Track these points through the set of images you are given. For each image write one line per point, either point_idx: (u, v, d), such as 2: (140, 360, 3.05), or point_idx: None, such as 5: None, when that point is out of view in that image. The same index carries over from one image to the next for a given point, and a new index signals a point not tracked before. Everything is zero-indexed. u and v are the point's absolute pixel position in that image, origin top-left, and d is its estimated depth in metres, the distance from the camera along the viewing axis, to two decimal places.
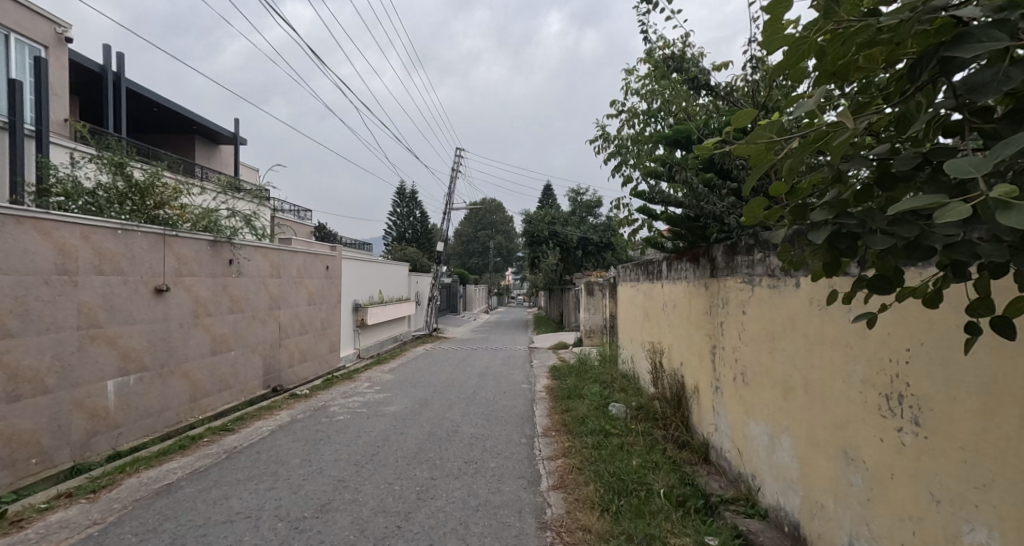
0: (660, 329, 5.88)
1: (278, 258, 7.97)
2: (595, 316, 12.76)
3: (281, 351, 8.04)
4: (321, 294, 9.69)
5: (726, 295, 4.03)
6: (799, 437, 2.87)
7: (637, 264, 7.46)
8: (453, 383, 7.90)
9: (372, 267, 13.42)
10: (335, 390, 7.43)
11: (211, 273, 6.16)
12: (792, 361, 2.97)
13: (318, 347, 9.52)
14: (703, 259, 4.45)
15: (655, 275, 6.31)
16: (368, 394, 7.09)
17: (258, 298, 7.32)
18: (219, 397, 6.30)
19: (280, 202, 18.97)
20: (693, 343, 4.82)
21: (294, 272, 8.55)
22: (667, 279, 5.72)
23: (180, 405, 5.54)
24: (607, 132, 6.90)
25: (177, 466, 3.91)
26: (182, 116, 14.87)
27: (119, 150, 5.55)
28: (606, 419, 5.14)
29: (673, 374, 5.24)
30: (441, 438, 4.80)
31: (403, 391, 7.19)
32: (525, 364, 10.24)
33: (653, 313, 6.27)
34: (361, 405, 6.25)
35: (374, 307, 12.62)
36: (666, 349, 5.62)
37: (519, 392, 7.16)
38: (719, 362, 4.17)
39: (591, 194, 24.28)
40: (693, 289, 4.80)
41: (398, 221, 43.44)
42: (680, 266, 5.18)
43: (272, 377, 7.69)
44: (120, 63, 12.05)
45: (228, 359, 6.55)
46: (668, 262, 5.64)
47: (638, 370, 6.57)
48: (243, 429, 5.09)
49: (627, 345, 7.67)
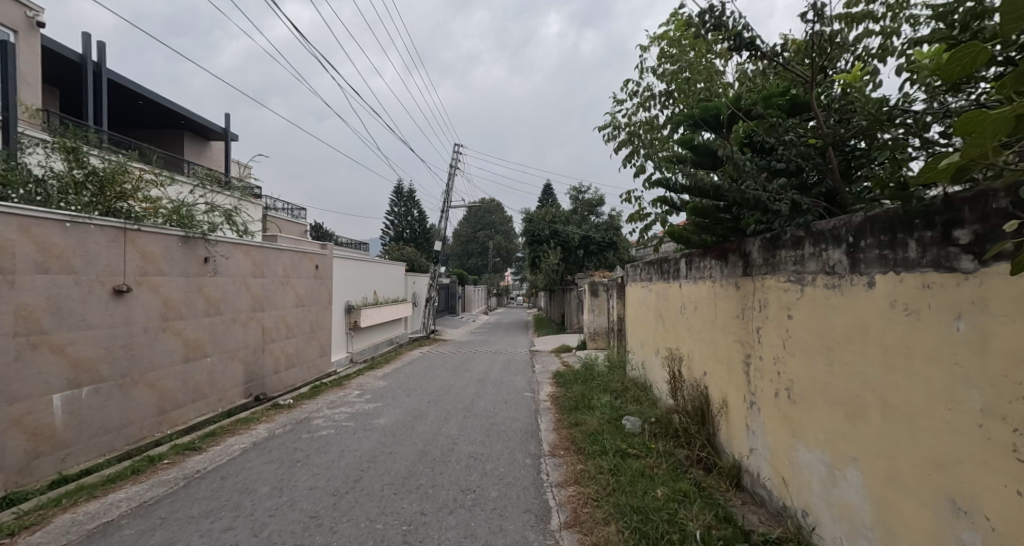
0: (679, 335, 5.34)
1: (262, 257, 7.42)
2: (599, 318, 12.21)
3: (265, 356, 7.49)
4: (310, 295, 9.13)
5: (763, 298, 3.49)
6: (872, 472, 2.31)
7: (648, 262, 6.96)
8: (450, 392, 7.33)
9: (367, 268, 12.86)
10: (321, 400, 6.86)
11: (182, 272, 5.60)
12: (858, 378, 2.42)
13: (307, 352, 8.96)
14: (735, 255, 3.94)
15: (671, 276, 5.77)
16: (358, 403, 6.53)
17: (238, 300, 6.75)
18: (193, 408, 5.75)
19: (273, 201, 18.39)
20: (720, 350, 4.29)
21: (280, 272, 8.00)
22: (687, 278, 5.17)
23: (145, 419, 4.98)
24: (617, 120, 6.37)
25: (125, 497, 3.34)
26: (168, 110, 14.28)
27: (75, 136, 4.98)
28: (621, 436, 4.59)
29: (696, 386, 4.69)
30: (435, 458, 4.25)
31: (395, 401, 6.64)
32: (527, 370, 9.67)
33: (669, 316, 5.73)
34: (348, 417, 5.68)
35: (368, 309, 12.05)
36: (687, 356, 5.06)
37: (521, 402, 6.59)
38: (754, 375, 3.62)
39: (592, 193, 23.74)
40: (721, 291, 4.26)
41: (396, 221, 42.84)
42: (703, 264, 4.68)
43: (254, 385, 7.12)
44: (100, 53, 11.48)
45: (204, 366, 6.01)
46: (688, 260, 5.12)
47: (652, 378, 6.02)
48: (213, 448, 4.52)
49: (638, 351, 7.12)
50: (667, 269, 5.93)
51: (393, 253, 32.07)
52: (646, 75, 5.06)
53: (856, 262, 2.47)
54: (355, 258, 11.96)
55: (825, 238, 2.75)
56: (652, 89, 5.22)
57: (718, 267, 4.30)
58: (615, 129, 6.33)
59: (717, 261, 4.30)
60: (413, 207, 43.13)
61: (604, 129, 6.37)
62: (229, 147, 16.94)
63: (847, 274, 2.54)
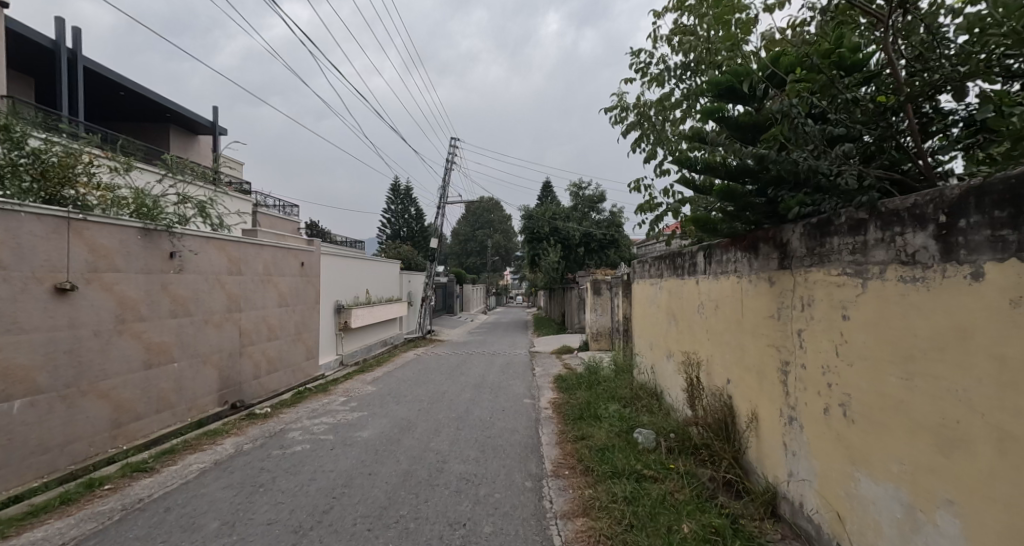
0: (696, 337, 4.80)
1: (239, 252, 6.84)
2: (602, 318, 11.65)
3: (242, 361, 6.91)
4: (294, 294, 8.57)
5: (807, 294, 2.94)
6: (977, 521, 1.76)
7: (657, 257, 6.46)
8: (443, 398, 6.78)
9: (358, 266, 12.30)
10: (303, 408, 6.30)
11: (143, 269, 5.03)
12: (956, 398, 1.86)
13: (291, 355, 8.40)
14: (769, 245, 3.40)
15: (686, 271, 5.25)
16: (342, 412, 5.96)
17: (211, 299, 6.19)
18: (156, 420, 5.18)
19: (264, 197, 17.82)
20: (746, 355, 3.76)
21: (261, 269, 7.45)
22: (706, 274, 4.65)
23: (96, 434, 4.41)
24: (624, 101, 5.85)
25: (43, 536, 2.77)
26: (153, 102, 13.72)
27: (16, 114, 4.41)
28: (633, 453, 4.05)
29: (719, 395, 4.15)
30: (421, 481, 3.68)
31: (383, 410, 6.07)
32: (527, 373, 9.12)
33: (684, 317, 5.22)
34: (328, 429, 5.13)
35: (359, 309, 11.50)
36: (706, 362, 4.52)
37: (521, 411, 6.04)
38: (794, 385, 3.07)
39: (593, 189, 23.16)
40: (751, 288, 3.72)
41: (393, 219, 42.27)
42: (727, 256, 4.15)
43: (230, 391, 6.56)
44: (76, 40, 10.89)
45: (170, 373, 5.44)
46: (709, 253, 4.59)
47: (665, 385, 5.49)
48: (167, 468, 3.96)
49: (647, 353, 6.60)
50: (681, 264, 5.42)
51: (389, 252, 31.52)
52: (660, 45, 4.52)
53: (951, 248, 1.90)
54: (346, 255, 11.39)
55: (899, 219, 2.18)
56: (666, 62, 4.69)
57: (748, 260, 3.76)
58: (623, 110, 5.81)
59: (748, 253, 3.76)
60: (410, 205, 42.57)
61: (610, 110, 5.84)
62: (218, 141, 16.38)
63: (936, 264, 1.98)
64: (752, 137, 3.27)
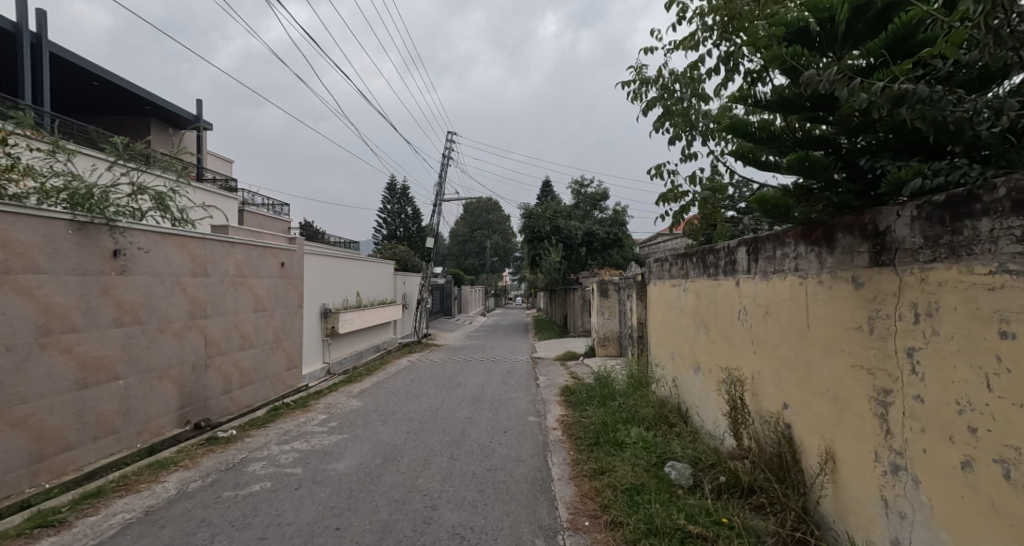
0: (737, 350, 4.05)
1: (205, 250, 6.02)
2: (610, 321, 10.84)
3: (209, 374, 6.10)
4: (273, 297, 7.78)
5: (925, 301, 2.14)
6: None
7: (679, 254, 5.70)
8: (436, 416, 5.99)
9: (347, 267, 11.49)
10: (275, 429, 5.49)
11: (76, 270, 4.22)
12: None
13: (269, 365, 7.60)
14: (851, 236, 2.62)
15: (721, 271, 4.50)
16: (318, 436, 5.14)
17: (169, 305, 5.38)
18: (94, 449, 4.36)
19: (251, 195, 17.02)
20: (814, 376, 2.98)
21: (233, 270, 6.66)
22: (751, 275, 3.89)
23: (7, 472, 3.59)
24: (644, 75, 5.09)
25: None
26: (131, 94, 12.96)
27: None
28: (670, 498, 3.26)
29: (773, 422, 3.38)
30: (403, 540, 2.87)
31: (366, 433, 5.25)
32: (529, 383, 8.34)
33: (721, 324, 4.47)
34: (299, 459, 4.32)
35: (348, 313, 10.71)
36: (752, 380, 3.76)
37: (526, 433, 5.24)
38: (899, 424, 2.28)
39: (595, 187, 22.46)
40: (820, 291, 2.93)
41: (389, 220, 41.48)
42: (784, 253, 3.38)
43: (193, 410, 5.74)
44: (41, 23, 10.07)
45: (115, 392, 4.61)
46: (755, 249, 3.82)
47: (699, 403, 4.73)
48: (85, 519, 3.14)
49: (670, 364, 5.85)
50: (714, 262, 4.65)
51: (385, 253, 30.71)
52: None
53: None
54: (332, 255, 10.57)
55: None
56: (703, 17, 3.93)
57: (816, 255, 2.98)
58: (643, 85, 5.05)
59: (816, 246, 2.97)
60: (406, 204, 41.78)
61: (627, 84, 5.07)
62: (201, 137, 15.62)
63: None
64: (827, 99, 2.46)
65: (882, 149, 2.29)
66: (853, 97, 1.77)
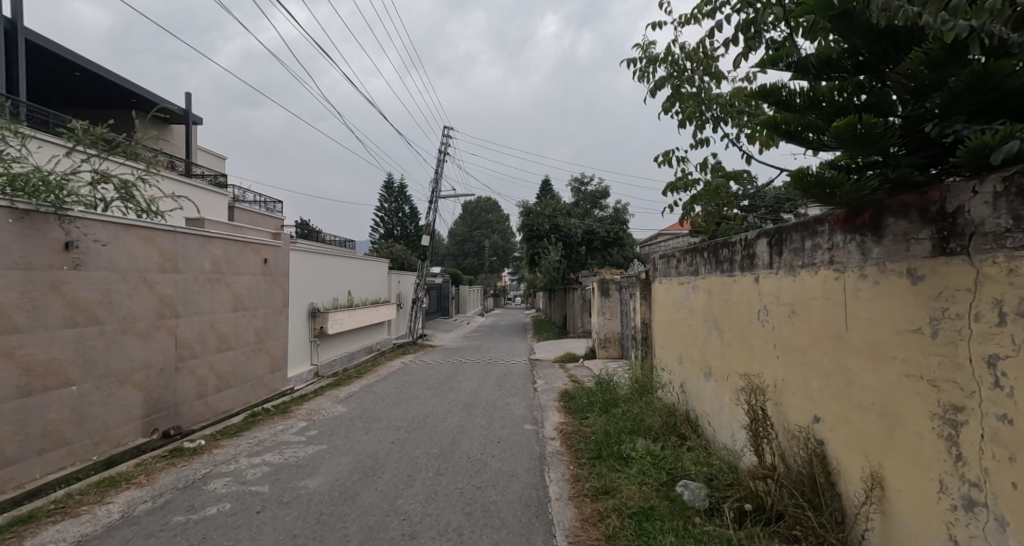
0: (757, 353, 3.62)
1: (176, 245, 5.59)
2: (611, 322, 10.42)
3: (181, 379, 5.65)
4: (255, 296, 7.34)
5: (1014, 297, 1.70)
6: None
7: (689, 249, 5.27)
8: (425, 424, 5.56)
9: (337, 265, 11.06)
10: (249, 437, 5.05)
11: (19, 263, 3.80)
12: None
13: (250, 368, 7.16)
14: (907, 220, 2.18)
15: (736, 266, 4.08)
16: (294, 447, 4.70)
17: (133, 303, 4.94)
18: (40, 463, 3.91)
19: (243, 192, 16.60)
20: (854, 386, 2.55)
21: (209, 266, 6.23)
22: (773, 270, 3.46)
23: None
24: (651, 52, 4.66)
25: None
26: (115, 86, 12.53)
27: None
28: (685, 526, 2.84)
29: (802, 438, 2.95)
30: None
31: (346, 443, 4.81)
32: (527, 387, 7.91)
33: (737, 325, 4.04)
34: (269, 474, 3.88)
35: (338, 313, 10.29)
36: (775, 388, 3.33)
37: (521, 445, 4.81)
38: (976, 450, 1.83)
39: (596, 185, 22.04)
40: (862, 286, 2.50)
41: (387, 219, 41.07)
42: (815, 244, 2.95)
43: (161, 417, 5.29)
44: (17, 9, 9.64)
45: (67, 400, 4.17)
46: (779, 240, 3.39)
47: (714, 413, 4.29)
48: None
49: (678, 369, 5.44)
50: (729, 257, 4.23)
51: (382, 253, 30.29)
52: None
53: None
54: (321, 252, 10.15)
55: None
56: None
57: (856, 246, 2.55)
58: (650, 63, 4.62)
59: (856, 235, 2.54)
60: (404, 203, 41.35)
61: (632, 62, 4.64)
62: (190, 131, 15.20)
63: None
64: (876, 62, 2.11)
65: (953, 113, 1.86)
66: (947, 25, 1.33)
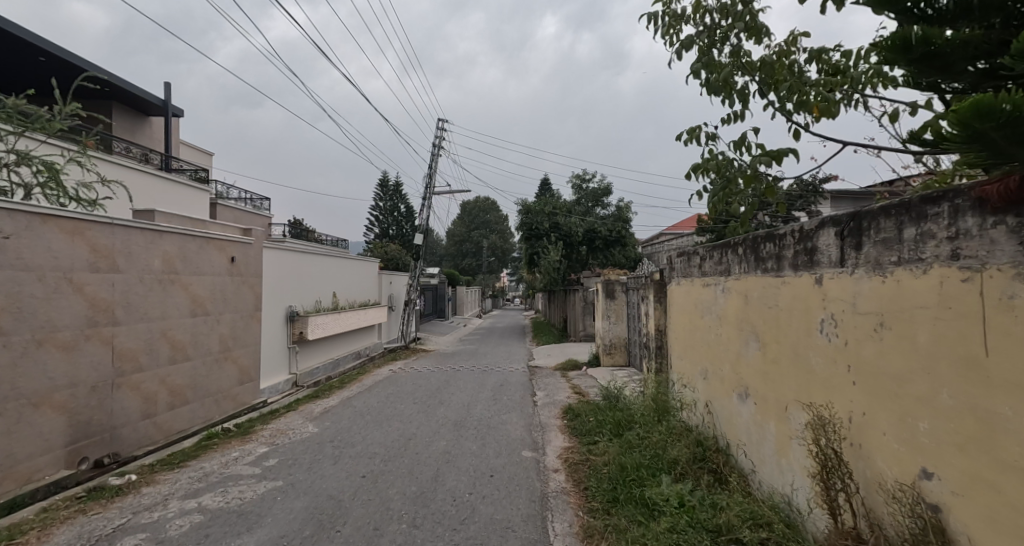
0: (820, 376, 2.83)
1: (113, 241, 4.76)
2: (616, 326, 9.66)
3: (120, 397, 4.82)
4: (219, 299, 6.51)
5: None
6: None
7: (718, 246, 4.47)
8: (406, 450, 4.75)
9: (320, 265, 10.24)
10: (193, 469, 4.23)
11: None
12: None
13: (214, 380, 6.35)
14: None
15: (786, 264, 3.27)
16: (243, 483, 3.88)
17: (55, 307, 4.13)
18: None
19: (226, 187, 15.77)
20: (1000, 437, 1.73)
21: (160, 264, 5.41)
22: (845, 269, 2.66)
23: None
24: (674, 8, 3.84)
25: None
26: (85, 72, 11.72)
27: None
28: None
29: (906, 501, 2.14)
30: None
31: (307, 479, 3.99)
32: (525, 401, 7.11)
33: (786, 338, 3.26)
34: (198, 528, 3.06)
35: (320, 316, 9.47)
36: (853, 424, 2.53)
37: (519, 482, 3.98)
38: None
39: (597, 182, 21.26)
40: (1020, 291, 1.65)
41: (382, 218, 40.24)
42: (921, 231, 2.13)
43: (93, 444, 4.46)
44: None
45: None
46: (856, 229, 2.57)
47: (761, 446, 3.51)
48: None
49: (703, 386, 4.67)
50: (776, 253, 3.42)
51: (376, 252, 29.44)
52: None
53: None
54: (301, 251, 9.32)
55: None
56: None
57: (1007, 231, 1.71)
58: (675, 19, 3.81)
59: (1009, 214, 1.70)
60: (399, 202, 40.54)
61: (654, 19, 3.83)
62: (169, 123, 14.37)
63: None
64: None
65: None
66: None
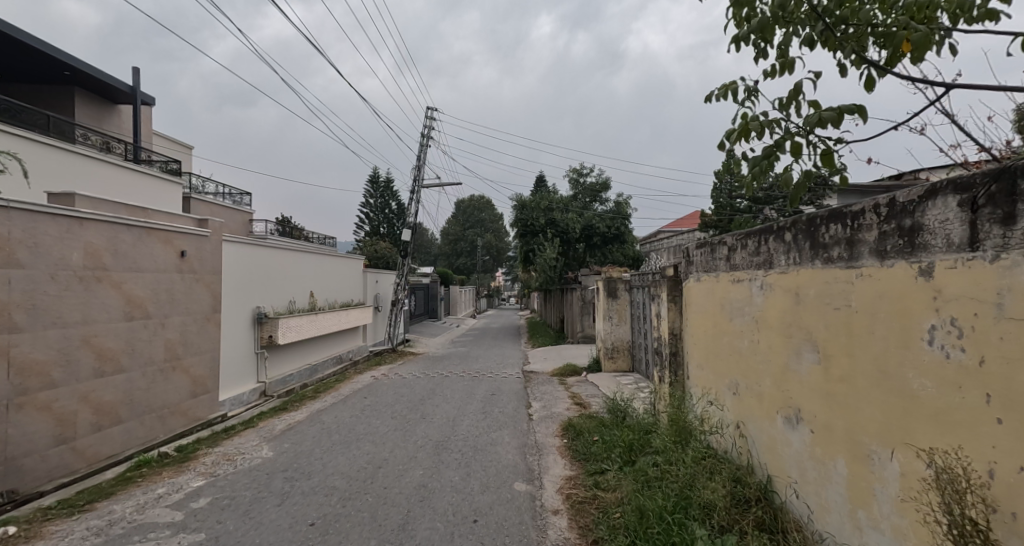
0: (928, 405, 2.01)
1: (9, 228, 3.87)
2: (620, 328, 8.83)
3: (21, 421, 3.93)
4: (164, 299, 5.62)
5: None
6: None
7: (755, 232, 3.63)
8: (372, 484, 3.87)
9: (295, 262, 9.34)
10: (97, 515, 3.34)
11: None
12: None
13: (157, 393, 5.45)
14: None
15: (865, 250, 2.44)
16: (153, 538, 3.01)
17: None
18: None
19: (202, 180, 14.87)
20: None
21: (81, 259, 4.53)
22: (977, 254, 1.82)
23: None
24: None
25: None
26: (42, 54, 10.86)
27: None
28: None
29: None
30: None
31: (239, 529, 3.11)
32: (521, 414, 6.26)
33: (863, 349, 2.44)
34: None
35: (293, 318, 8.58)
36: (998, 485, 1.72)
37: (509, 533, 3.12)
38: None
39: (596, 176, 20.46)
40: None
41: (373, 216, 39.32)
42: None
43: None
44: None
45: None
46: (1006, 194, 1.73)
47: (824, 488, 2.70)
48: None
49: (732, 403, 3.87)
50: (846, 237, 2.59)
51: (366, 251, 28.53)
52: None
53: None
54: (272, 246, 8.41)
55: None
56: None
57: None
58: None
59: None
60: (392, 200, 39.64)
61: None
62: (139, 110, 13.42)
63: None
64: None
65: None
66: None
